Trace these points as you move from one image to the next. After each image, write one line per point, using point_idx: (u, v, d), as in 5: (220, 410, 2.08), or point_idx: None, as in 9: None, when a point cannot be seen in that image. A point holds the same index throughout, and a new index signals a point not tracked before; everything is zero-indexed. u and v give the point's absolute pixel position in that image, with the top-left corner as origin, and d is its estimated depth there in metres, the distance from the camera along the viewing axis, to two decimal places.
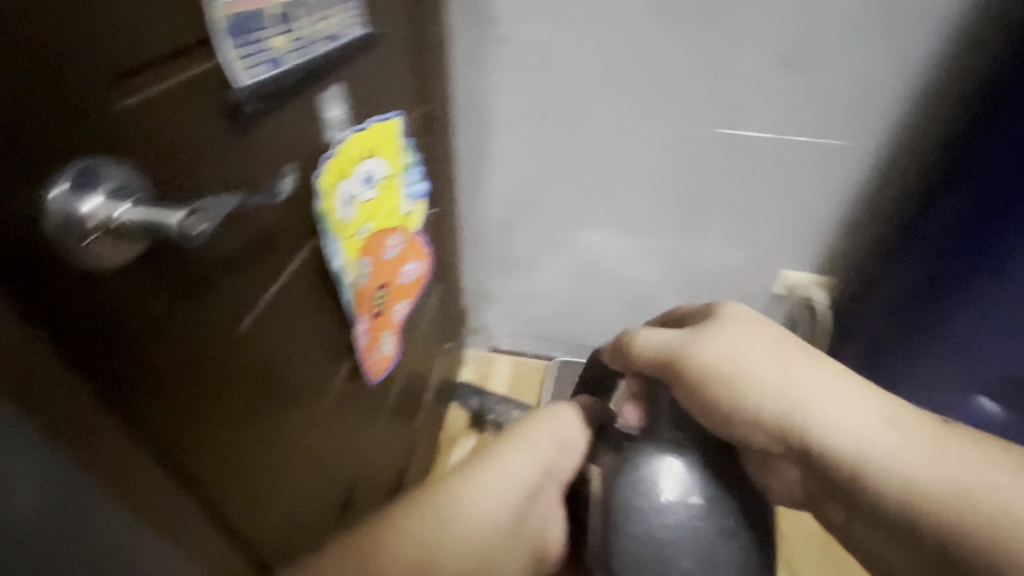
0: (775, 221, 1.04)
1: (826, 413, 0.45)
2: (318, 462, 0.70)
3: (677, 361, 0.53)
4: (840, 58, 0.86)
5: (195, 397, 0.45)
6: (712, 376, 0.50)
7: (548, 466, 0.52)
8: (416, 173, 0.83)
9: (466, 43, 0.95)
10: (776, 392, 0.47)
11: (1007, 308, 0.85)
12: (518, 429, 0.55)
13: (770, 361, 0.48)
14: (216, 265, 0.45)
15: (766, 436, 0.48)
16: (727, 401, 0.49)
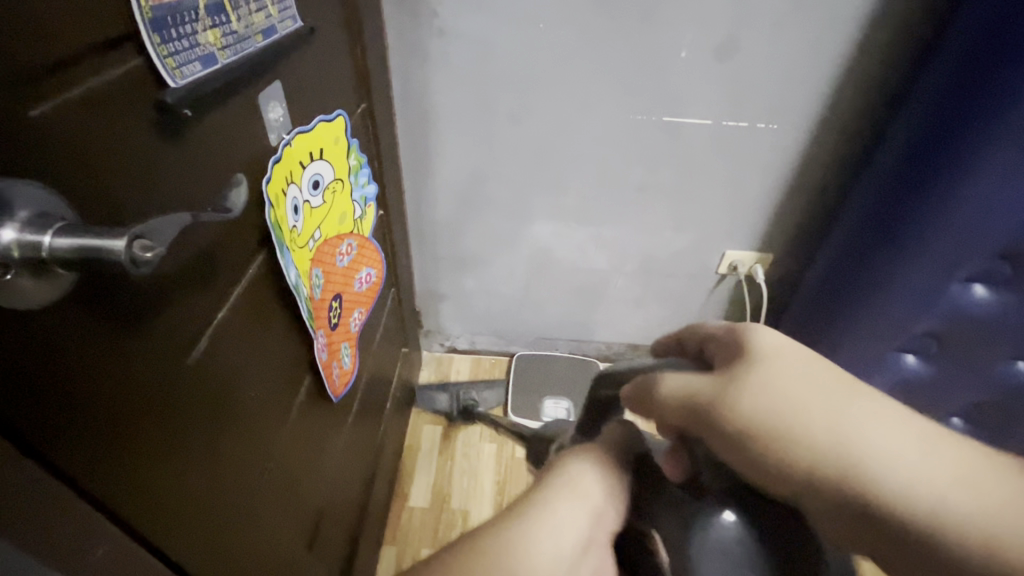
0: (717, 207, 1.04)
1: (885, 463, 0.30)
2: (291, 495, 0.61)
3: (702, 410, 0.35)
4: (776, 45, 0.83)
5: (148, 445, 0.36)
6: (741, 433, 0.33)
7: (598, 524, 0.37)
8: (366, 174, 0.69)
9: (403, 33, 0.87)
10: (840, 447, 0.31)
11: (929, 267, 0.86)
12: (554, 477, 0.38)
13: (820, 404, 0.32)
14: (166, 280, 0.36)
15: (830, 507, 0.32)
16: (771, 463, 0.33)
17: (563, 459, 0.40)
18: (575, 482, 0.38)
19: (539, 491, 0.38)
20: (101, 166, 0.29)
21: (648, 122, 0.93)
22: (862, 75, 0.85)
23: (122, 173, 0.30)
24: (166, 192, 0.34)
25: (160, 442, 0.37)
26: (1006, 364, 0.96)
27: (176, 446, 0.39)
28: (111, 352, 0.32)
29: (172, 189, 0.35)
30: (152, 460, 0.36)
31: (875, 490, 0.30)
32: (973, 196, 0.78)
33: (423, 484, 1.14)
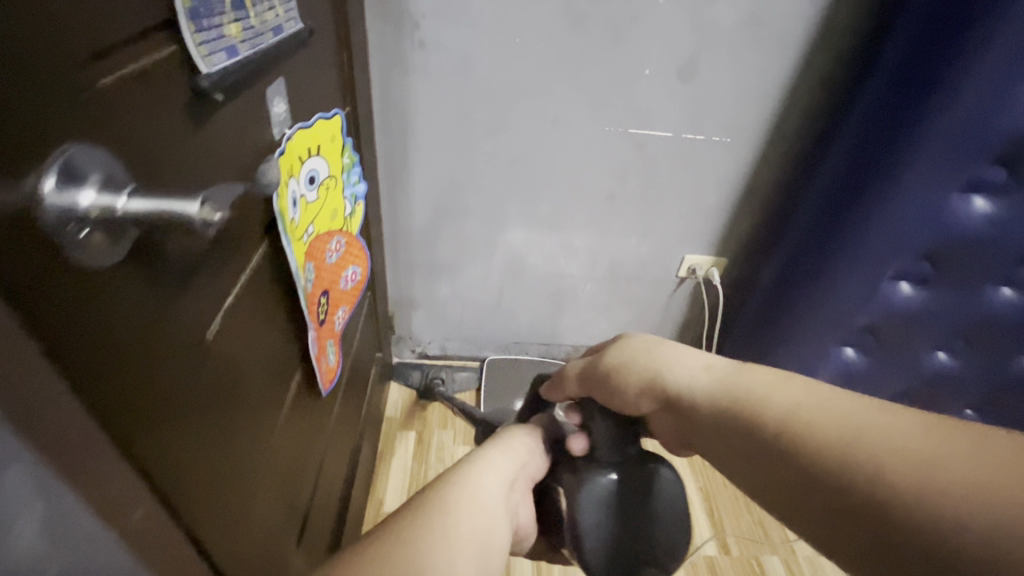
0: (677, 215, 1.11)
1: (684, 371, 0.48)
2: (281, 488, 0.61)
3: (591, 367, 0.57)
4: (729, 68, 0.92)
5: (185, 424, 0.36)
6: (607, 373, 0.54)
7: (525, 467, 0.55)
8: (357, 173, 0.71)
9: (385, 42, 0.90)
10: (653, 365, 0.51)
11: (868, 266, 0.96)
12: (499, 438, 0.57)
13: (659, 355, 0.51)
14: (198, 254, 0.37)
15: (654, 404, 0.51)
16: (623, 389, 0.53)
17: (499, 432, 0.59)
18: (511, 439, 0.57)
19: (487, 446, 0.55)
20: (149, 138, 0.30)
21: (616, 134, 0.99)
22: (803, 96, 0.95)
23: (164, 147, 0.32)
24: (200, 164, 0.36)
25: (190, 422, 0.37)
26: (929, 352, 1.09)
27: (203, 428, 0.39)
28: (155, 325, 0.32)
29: (201, 162, 0.36)
30: (186, 445, 0.37)
31: (672, 381, 0.49)
32: (902, 204, 0.88)
33: (396, 487, 1.16)
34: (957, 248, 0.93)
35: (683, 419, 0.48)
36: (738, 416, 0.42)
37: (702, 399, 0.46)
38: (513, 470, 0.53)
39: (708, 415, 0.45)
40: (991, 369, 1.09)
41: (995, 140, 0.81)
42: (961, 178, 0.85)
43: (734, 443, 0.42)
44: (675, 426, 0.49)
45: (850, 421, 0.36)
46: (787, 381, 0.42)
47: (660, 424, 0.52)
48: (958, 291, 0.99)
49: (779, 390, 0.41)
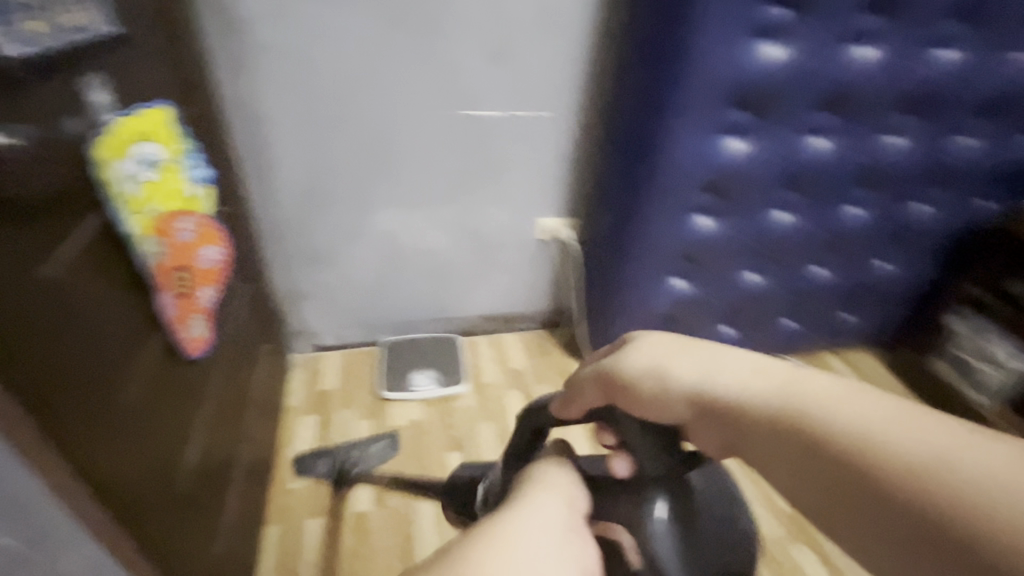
0: (523, 183, 1.28)
1: (735, 375, 0.39)
2: (157, 427, 0.71)
3: (608, 377, 0.45)
4: (532, 50, 1.10)
5: (20, 328, 0.49)
6: (629, 379, 0.44)
7: (571, 504, 0.41)
8: (199, 159, 0.79)
9: (223, 48, 0.99)
10: (695, 370, 0.40)
11: (668, 204, 1.16)
12: (529, 480, 0.44)
13: (701, 358, 0.41)
14: (23, 203, 0.51)
15: (696, 416, 0.40)
16: (656, 399, 0.42)
17: (524, 471, 0.46)
18: (542, 475, 0.44)
19: (521, 491, 0.41)
20: None
21: (451, 116, 1.14)
22: (599, 70, 1.15)
23: None
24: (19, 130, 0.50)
25: (26, 330, 0.50)
26: (740, 272, 1.34)
27: (44, 341, 0.52)
28: None
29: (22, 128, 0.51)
30: (26, 343, 0.50)
31: (723, 390, 0.38)
32: (679, 149, 1.08)
33: (301, 467, 1.22)
34: (731, 180, 1.15)
35: (736, 436, 0.38)
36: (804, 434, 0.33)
37: (769, 412, 0.36)
38: (558, 513, 0.38)
39: (766, 432, 0.35)
40: (786, 275, 1.37)
41: (731, 89, 1.02)
42: (717, 123, 1.06)
43: (803, 468, 0.33)
44: (726, 445, 0.39)
45: (943, 453, 0.28)
46: (868, 402, 0.33)
47: (701, 441, 0.41)
48: (743, 216, 1.22)
49: (859, 407, 0.32)
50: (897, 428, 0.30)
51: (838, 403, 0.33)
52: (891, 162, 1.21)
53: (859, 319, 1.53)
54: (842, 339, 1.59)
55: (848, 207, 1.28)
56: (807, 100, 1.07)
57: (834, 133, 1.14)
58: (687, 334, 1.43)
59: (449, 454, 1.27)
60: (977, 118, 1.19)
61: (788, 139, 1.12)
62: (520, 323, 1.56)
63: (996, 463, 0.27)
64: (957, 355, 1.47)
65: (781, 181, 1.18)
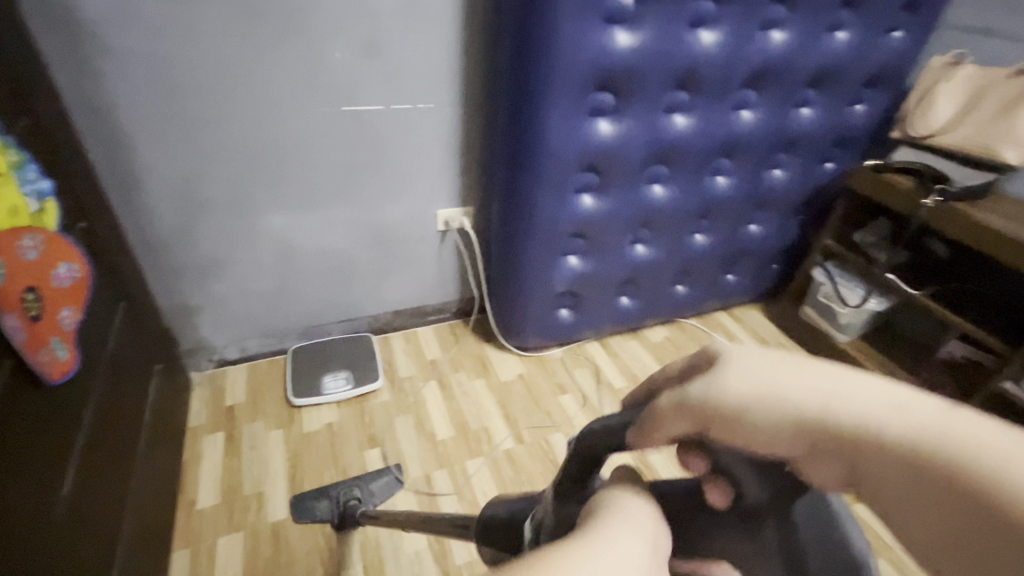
0: (415, 176, 1.30)
1: (868, 401, 0.31)
2: (26, 459, 0.68)
3: (703, 409, 0.36)
4: (407, 43, 1.11)
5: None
6: (734, 412, 0.35)
7: (657, 544, 0.36)
8: (34, 171, 0.74)
9: (63, 53, 0.92)
10: (821, 397, 0.32)
11: (552, 186, 1.22)
12: (606, 508, 0.39)
13: (820, 382, 0.33)
14: None
15: (812, 452, 0.33)
16: (765, 433, 0.34)
17: (603, 495, 0.41)
18: (617, 502, 0.40)
19: (596, 518, 0.37)
20: None
21: (330, 113, 1.13)
22: (475, 60, 1.18)
23: None
24: None
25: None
26: (628, 245, 1.44)
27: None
28: None
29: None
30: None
31: (855, 424, 0.31)
32: (554, 133, 1.13)
33: (208, 485, 1.18)
34: (606, 159, 1.22)
35: (866, 477, 0.31)
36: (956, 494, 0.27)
37: (911, 457, 0.29)
38: (644, 556, 0.34)
39: (905, 481, 0.29)
40: (671, 244, 1.49)
41: (593, 73, 1.09)
42: (584, 105, 1.13)
43: (967, 527, 0.26)
44: (850, 482, 0.32)
45: None
46: None
47: (819, 479, 0.34)
48: (623, 193, 1.31)
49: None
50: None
51: (1013, 459, 0.26)
52: (746, 134, 1.35)
53: (740, 277, 1.71)
54: (728, 297, 1.76)
55: (716, 177, 1.41)
56: (663, 81, 1.16)
57: (693, 109, 1.24)
58: (588, 307, 1.51)
59: (368, 451, 1.27)
60: (811, 91, 1.35)
61: (652, 118, 1.21)
62: (434, 315, 1.59)
63: None
64: (818, 299, 1.65)
65: (653, 157, 1.28)
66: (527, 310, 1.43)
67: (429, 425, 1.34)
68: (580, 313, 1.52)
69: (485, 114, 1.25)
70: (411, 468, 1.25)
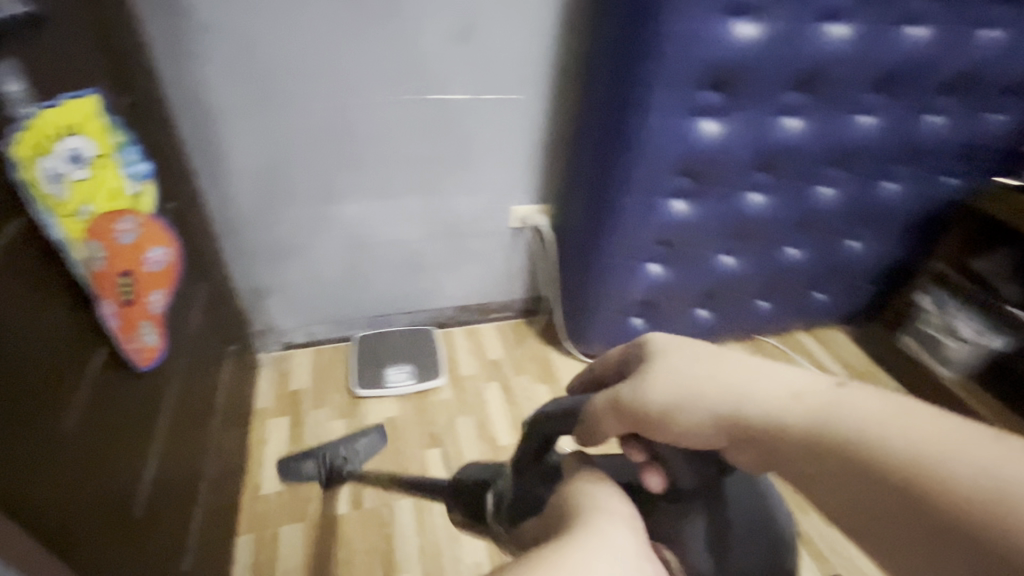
0: (493, 169, 1.24)
1: (766, 396, 0.38)
2: (112, 456, 0.67)
3: (630, 408, 0.45)
4: (499, 30, 1.05)
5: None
6: (660, 412, 0.42)
7: (637, 525, 0.41)
8: (136, 152, 0.71)
9: (165, 31, 0.92)
10: (726, 395, 0.39)
11: (643, 189, 1.14)
12: (582, 506, 0.44)
13: (723, 377, 0.40)
14: None
15: (732, 442, 0.40)
16: (688, 428, 0.41)
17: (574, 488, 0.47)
18: (597, 502, 0.43)
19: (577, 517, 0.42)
20: None
21: (416, 101, 1.09)
22: (569, 49, 1.10)
23: None
24: None
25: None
26: (715, 256, 1.34)
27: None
28: None
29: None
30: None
31: (754, 416, 0.38)
32: (653, 134, 1.05)
33: (274, 471, 1.18)
34: (705, 162, 1.13)
35: (775, 461, 0.38)
36: (832, 456, 0.34)
37: (798, 439, 0.36)
38: (631, 541, 0.39)
39: (798, 456, 0.36)
40: (762, 257, 1.38)
41: (705, 68, 0.99)
42: (691, 104, 1.04)
43: (851, 488, 0.33)
44: (762, 464, 0.39)
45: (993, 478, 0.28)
46: (904, 420, 0.32)
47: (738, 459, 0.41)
48: (718, 199, 1.21)
49: (889, 426, 0.32)
50: (914, 435, 0.31)
51: (865, 416, 0.34)
52: (862, 142, 1.21)
53: (829, 297, 1.56)
54: (812, 317, 1.61)
55: (821, 188, 1.28)
56: (780, 80, 1.05)
57: (807, 112, 1.13)
58: (663, 319, 1.43)
59: (428, 450, 1.25)
60: (947, 98, 1.20)
61: (762, 121, 1.11)
62: (498, 313, 1.54)
63: None
64: (920, 328, 1.52)
65: (756, 164, 1.18)
66: (598, 318, 1.36)
67: (491, 429, 1.30)
68: (655, 324, 1.43)
69: (575, 106, 1.18)
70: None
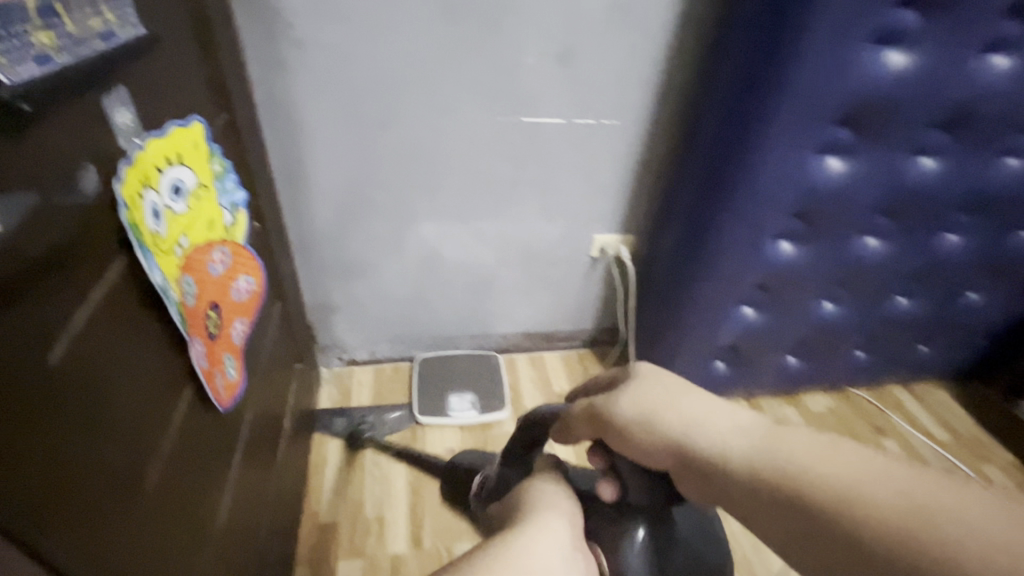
0: (578, 195, 1.15)
1: (713, 428, 0.42)
2: (193, 502, 0.63)
3: (603, 420, 0.49)
4: (605, 51, 0.96)
5: (19, 432, 0.36)
6: (623, 427, 0.47)
7: (575, 518, 0.48)
8: (232, 181, 0.68)
9: (261, 45, 0.89)
10: (681, 425, 0.44)
11: (748, 228, 1.03)
12: (533, 495, 0.50)
13: (678, 405, 0.45)
14: (34, 267, 0.39)
15: (676, 464, 0.44)
16: (646, 446, 0.46)
17: (529, 484, 0.52)
18: (549, 497, 0.49)
19: (528, 505, 0.48)
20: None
21: (508, 123, 1.02)
22: (678, 71, 1.01)
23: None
24: (26, 177, 0.38)
25: (36, 433, 0.38)
26: (817, 302, 1.21)
27: (47, 439, 0.39)
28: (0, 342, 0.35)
29: (28, 185, 0.38)
30: (18, 460, 0.36)
31: (703, 446, 0.42)
32: (769, 171, 0.95)
33: (331, 496, 1.14)
34: (822, 204, 1.01)
35: (715, 486, 0.41)
36: (789, 492, 0.37)
37: (741, 467, 0.40)
38: (569, 529, 0.45)
39: (739, 485, 0.39)
40: (867, 307, 1.24)
41: (840, 101, 0.88)
42: (817, 140, 0.92)
43: (784, 513, 0.37)
44: (705, 491, 0.43)
45: (917, 504, 0.33)
46: (835, 454, 0.37)
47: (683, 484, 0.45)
48: (830, 243, 1.09)
49: (818, 458, 0.37)
50: (839, 468, 0.36)
51: (797, 453, 0.38)
52: (1007, 187, 1.06)
53: (935, 351, 1.40)
54: (912, 371, 1.45)
55: (948, 235, 1.13)
56: (924, 117, 0.92)
57: (946, 153, 0.99)
58: (748, 365, 1.31)
59: None
60: None
61: (894, 161, 0.98)
62: (565, 342, 1.45)
63: (947, 506, 0.32)
64: None
65: (880, 207, 1.05)
66: (678, 361, 1.25)
67: None
68: (738, 370, 1.32)
69: (675, 134, 1.08)
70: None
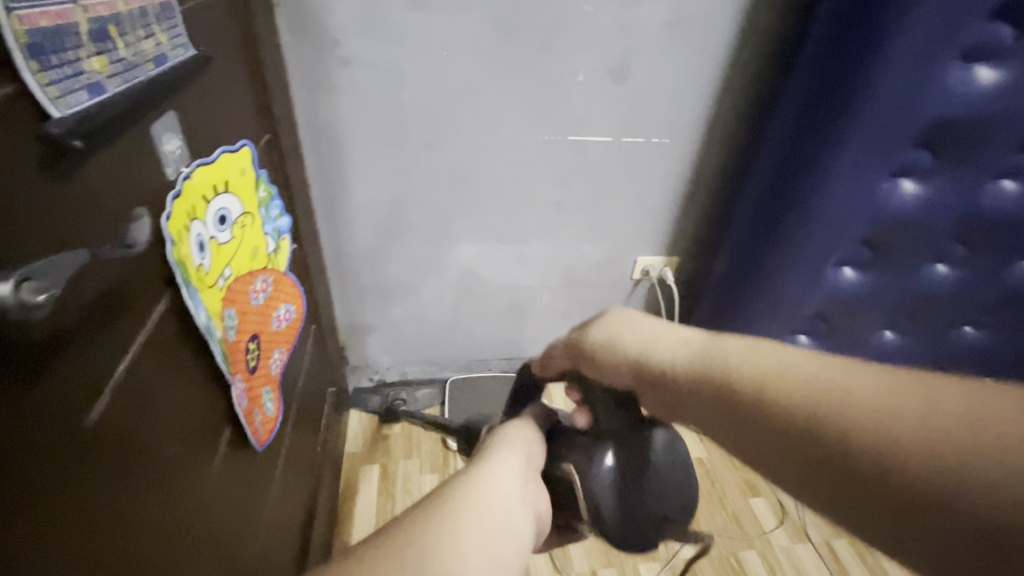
0: (624, 216, 1.10)
1: (665, 344, 0.47)
2: (229, 547, 0.59)
3: (577, 349, 0.53)
4: (660, 66, 0.91)
5: (63, 482, 0.33)
6: (592, 351, 0.51)
7: (531, 456, 0.52)
8: (277, 208, 0.66)
9: (306, 62, 0.86)
10: (637, 344, 0.48)
11: (811, 255, 0.97)
12: (496, 436, 0.54)
13: (643, 331, 0.49)
14: (75, 322, 0.35)
15: (636, 381, 0.48)
16: (609, 368, 0.50)
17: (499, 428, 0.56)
18: (510, 436, 0.53)
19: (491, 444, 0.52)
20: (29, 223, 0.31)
21: (555, 142, 0.98)
22: (737, 88, 0.95)
23: (26, 218, 0.31)
24: (67, 223, 0.34)
25: (78, 483, 0.34)
26: (878, 331, 1.13)
27: (75, 513, 0.34)
28: (43, 393, 0.32)
29: (74, 232, 0.35)
30: (53, 523, 0.32)
31: (654, 359, 0.46)
32: (837, 195, 0.89)
33: (361, 524, 1.10)
34: (893, 231, 0.95)
35: (670, 397, 0.45)
36: (722, 390, 0.41)
37: (684, 375, 0.44)
38: (522, 464, 0.49)
39: (687, 390, 0.43)
40: (932, 340, 1.15)
41: (920, 125, 0.83)
42: (893, 164, 0.87)
43: (735, 417, 0.40)
44: (659, 404, 0.47)
45: (836, 391, 0.36)
46: (767, 354, 0.41)
47: (645, 399, 0.49)
48: (897, 270, 1.02)
49: (760, 363, 0.41)
50: (787, 373, 0.39)
51: (735, 355, 0.42)
52: None
53: None
54: None
55: None
56: (1015, 139, 0.84)
57: None
58: None
59: None
60: None
61: (975, 185, 0.90)
62: None
63: (876, 399, 0.35)
64: None
65: (956, 234, 0.97)
66: None
67: None
68: None
69: (731, 152, 1.02)
70: (576, 560, 1.06)
